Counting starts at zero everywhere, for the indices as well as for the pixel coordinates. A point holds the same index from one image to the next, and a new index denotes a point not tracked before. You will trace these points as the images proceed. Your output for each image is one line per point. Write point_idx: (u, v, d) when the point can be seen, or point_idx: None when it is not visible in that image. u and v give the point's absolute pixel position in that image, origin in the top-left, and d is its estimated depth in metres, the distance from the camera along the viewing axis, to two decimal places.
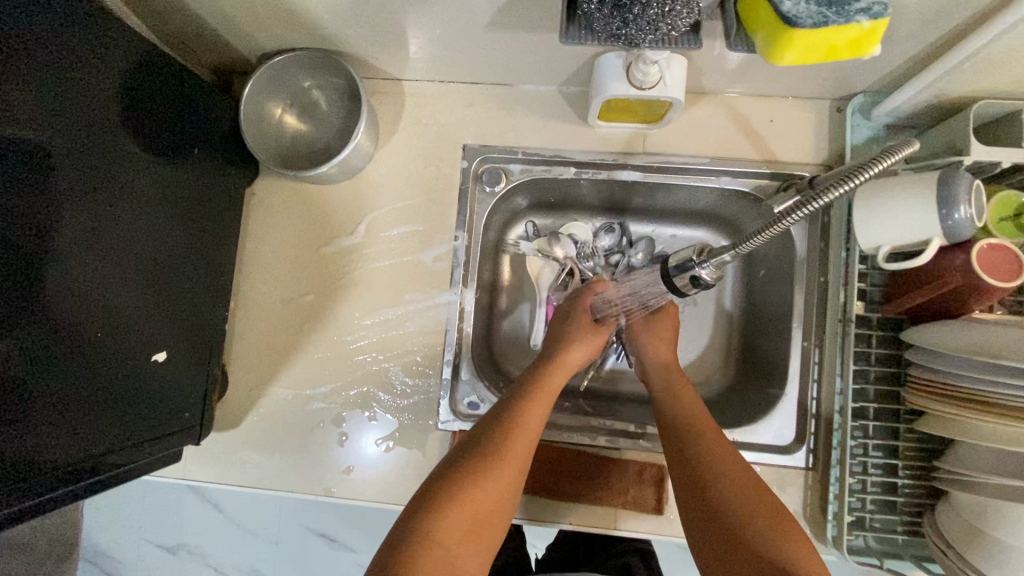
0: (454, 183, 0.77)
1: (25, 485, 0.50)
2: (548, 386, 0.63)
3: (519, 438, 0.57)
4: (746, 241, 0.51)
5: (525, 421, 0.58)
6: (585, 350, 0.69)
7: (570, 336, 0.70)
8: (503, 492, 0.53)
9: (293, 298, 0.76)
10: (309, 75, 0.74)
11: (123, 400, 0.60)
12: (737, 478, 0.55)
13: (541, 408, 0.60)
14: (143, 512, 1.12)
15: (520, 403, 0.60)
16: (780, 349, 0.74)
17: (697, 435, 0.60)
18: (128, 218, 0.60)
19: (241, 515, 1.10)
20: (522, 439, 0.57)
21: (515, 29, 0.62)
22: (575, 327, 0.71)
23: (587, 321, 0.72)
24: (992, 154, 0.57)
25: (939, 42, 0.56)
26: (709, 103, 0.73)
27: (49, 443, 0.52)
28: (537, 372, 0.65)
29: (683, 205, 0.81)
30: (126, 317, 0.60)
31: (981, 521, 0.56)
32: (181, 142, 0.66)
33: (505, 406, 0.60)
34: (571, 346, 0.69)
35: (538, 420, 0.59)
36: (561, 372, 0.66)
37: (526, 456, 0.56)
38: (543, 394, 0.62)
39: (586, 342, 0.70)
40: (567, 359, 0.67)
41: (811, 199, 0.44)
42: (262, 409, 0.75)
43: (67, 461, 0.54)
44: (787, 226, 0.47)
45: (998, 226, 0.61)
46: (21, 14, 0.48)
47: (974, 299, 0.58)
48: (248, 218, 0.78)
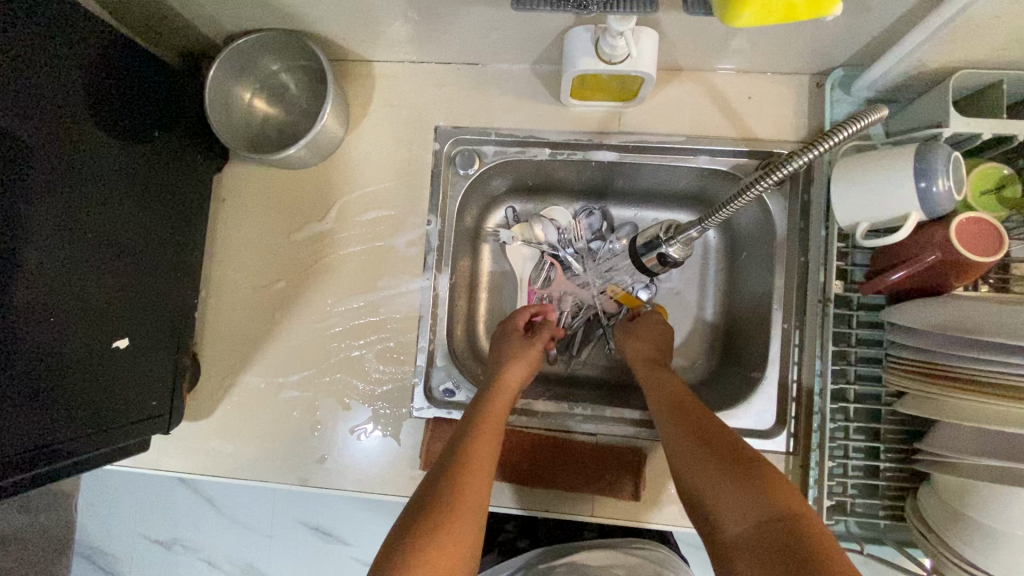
0: (427, 166, 0.75)
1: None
2: (491, 418, 0.62)
3: (469, 473, 0.55)
4: (717, 213, 0.53)
5: (474, 456, 0.57)
6: (523, 370, 0.69)
7: (505, 361, 0.70)
8: (463, 544, 0.49)
9: (264, 285, 0.75)
10: (275, 58, 0.73)
11: (76, 391, 0.58)
12: (729, 485, 0.50)
13: (487, 443, 0.59)
14: (138, 506, 1.12)
15: (463, 441, 0.59)
16: (761, 331, 0.72)
17: (692, 446, 0.55)
18: (90, 203, 0.58)
19: (234, 508, 1.10)
20: (475, 486, 0.54)
21: (478, 4, 0.60)
22: (505, 353, 0.71)
23: (518, 339, 0.73)
24: (972, 125, 0.55)
25: (913, 10, 0.54)
26: (686, 80, 0.72)
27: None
28: (479, 405, 0.64)
29: (663, 187, 0.80)
30: (82, 307, 0.58)
31: (961, 503, 0.54)
32: (145, 125, 0.64)
33: (446, 454, 0.58)
34: (506, 367, 0.69)
35: (486, 454, 0.58)
36: (504, 398, 0.65)
37: (479, 496, 0.54)
38: (488, 427, 0.61)
39: (524, 360, 0.70)
40: (506, 384, 0.67)
41: (779, 166, 0.46)
42: (234, 398, 0.74)
43: (12, 448, 0.52)
44: (758, 194, 0.49)
45: (978, 199, 0.59)
46: None
47: (954, 276, 0.56)
48: (218, 205, 0.77)
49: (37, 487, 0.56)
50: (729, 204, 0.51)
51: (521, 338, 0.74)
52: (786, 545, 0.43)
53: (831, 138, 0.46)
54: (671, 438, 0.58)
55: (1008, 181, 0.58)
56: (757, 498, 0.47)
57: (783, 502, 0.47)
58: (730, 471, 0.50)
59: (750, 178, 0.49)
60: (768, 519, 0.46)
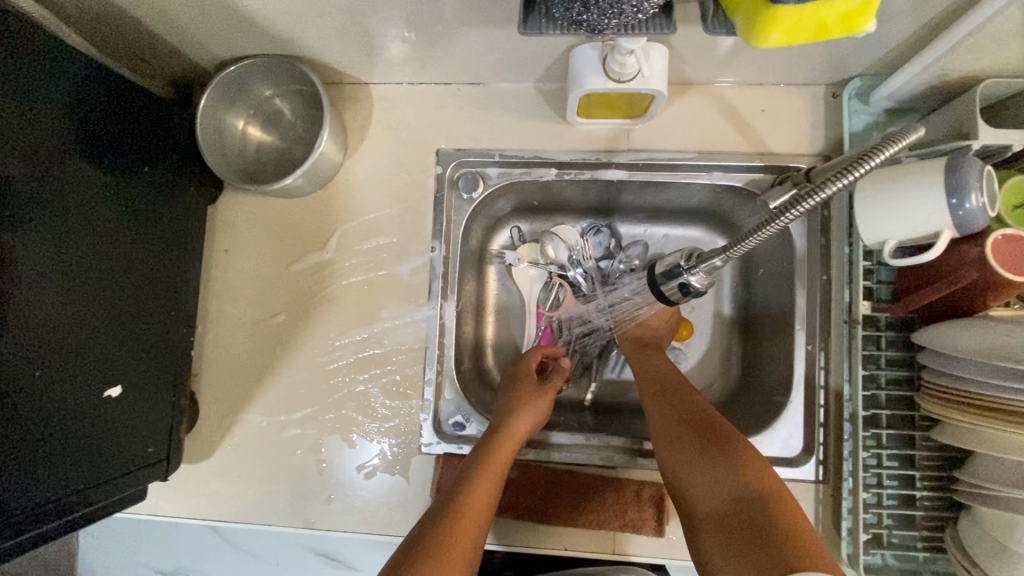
0: (429, 191, 0.72)
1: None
2: (493, 464, 0.59)
3: (468, 517, 0.53)
4: (737, 245, 0.49)
5: (473, 505, 0.54)
6: (531, 420, 0.65)
7: (513, 406, 0.67)
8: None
9: (263, 318, 0.72)
10: (269, 84, 0.70)
11: (69, 444, 0.54)
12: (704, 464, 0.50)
13: (487, 490, 0.56)
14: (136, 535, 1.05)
15: (464, 486, 0.56)
16: (783, 353, 0.69)
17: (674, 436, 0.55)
18: (71, 245, 0.55)
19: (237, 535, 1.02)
20: (468, 536, 0.51)
21: (479, 24, 0.58)
22: (513, 398, 0.68)
23: (530, 385, 0.70)
24: (1003, 137, 0.53)
25: (937, 20, 0.52)
26: (696, 94, 0.69)
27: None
28: (483, 452, 0.60)
29: (674, 203, 0.77)
30: (73, 355, 0.55)
31: (1009, 539, 0.51)
32: (132, 160, 0.61)
33: (445, 499, 0.55)
34: (516, 415, 0.65)
35: (484, 500, 0.55)
36: (510, 447, 0.62)
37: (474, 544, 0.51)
38: (491, 475, 0.58)
39: (536, 405, 0.67)
40: (515, 431, 0.63)
41: (808, 196, 0.43)
42: (235, 437, 0.71)
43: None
44: (783, 225, 0.45)
45: (1013, 214, 0.55)
46: None
47: (989, 296, 0.53)
48: (215, 236, 0.74)
49: (27, 551, 0.53)
50: (752, 235, 0.47)
51: (534, 383, 0.70)
52: (756, 519, 0.44)
53: (863, 166, 0.42)
54: (658, 426, 0.58)
55: None
56: (730, 477, 0.48)
57: (755, 480, 0.47)
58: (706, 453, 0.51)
59: (775, 208, 0.45)
60: (741, 495, 0.46)
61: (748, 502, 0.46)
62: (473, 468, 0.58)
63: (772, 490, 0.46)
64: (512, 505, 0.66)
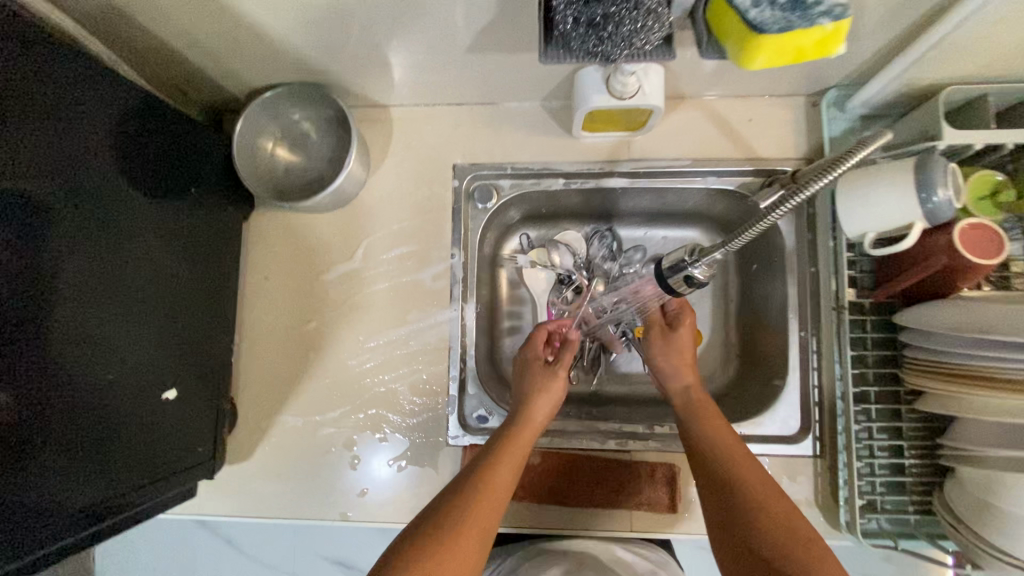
0: (447, 202, 0.78)
1: (39, 538, 0.49)
2: (516, 450, 0.63)
3: (485, 496, 0.57)
4: (734, 239, 0.54)
5: (493, 485, 0.58)
6: (547, 407, 0.69)
7: (530, 393, 0.70)
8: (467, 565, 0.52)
9: (297, 326, 0.77)
10: (298, 107, 0.76)
11: (134, 445, 0.59)
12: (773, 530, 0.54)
13: (508, 471, 0.60)
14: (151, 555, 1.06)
15: (487, 467, 0.60)
16: (778, 340, 0.76)
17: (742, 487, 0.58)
18: (136, 263, 0.60)
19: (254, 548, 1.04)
20: (485, 512, 0.56)
21: (494, 51, 0.64)
22: (531, 384, 0.71)
23: (541, 370, 0.73)
24: (963, 138, 0.60)
25: (901, 37, 0.59)
26: (689, 107, 0.76)
27: (60, 500, 0.51)
28: (504, 435, 0.65)
29: (671, 207, 0.83)
30: (135, 364, 0.60)
31: (988, 494, 0.57)
32: (183, 183, 0.67)
33: (465, 475, 0.59)
34: (532, 402, 0.69)
35: (505, 484, 0.59)
36: (529, 433, 0.65)
37: (491, 519, 0.56)
38: (511, 457, 0.62)
39: (551, 390, 0.70)
40: (534, 418, 0.67)
41: (794, 195, 0.48)
42: (273, 439, 0.75)
43: (80, 507, 0.53)
44: (774, 221, 0.50)
45: (977, 204, 0.62)
46: (47, 74, 0.50)
47: (960, 279, 0.60)
48: (248, 250, 0.80)
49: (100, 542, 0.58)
50: (746, 230, 0.52)
51: (544, 368, 0.73)
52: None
53: (845, 163, 0.48)
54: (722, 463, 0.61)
55: (1002, 187, 0.62)
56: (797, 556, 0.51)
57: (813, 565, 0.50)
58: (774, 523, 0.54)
59: (766, 206, 0.50)
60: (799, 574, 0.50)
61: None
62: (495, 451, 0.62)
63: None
64: (536, 490, 0.72)
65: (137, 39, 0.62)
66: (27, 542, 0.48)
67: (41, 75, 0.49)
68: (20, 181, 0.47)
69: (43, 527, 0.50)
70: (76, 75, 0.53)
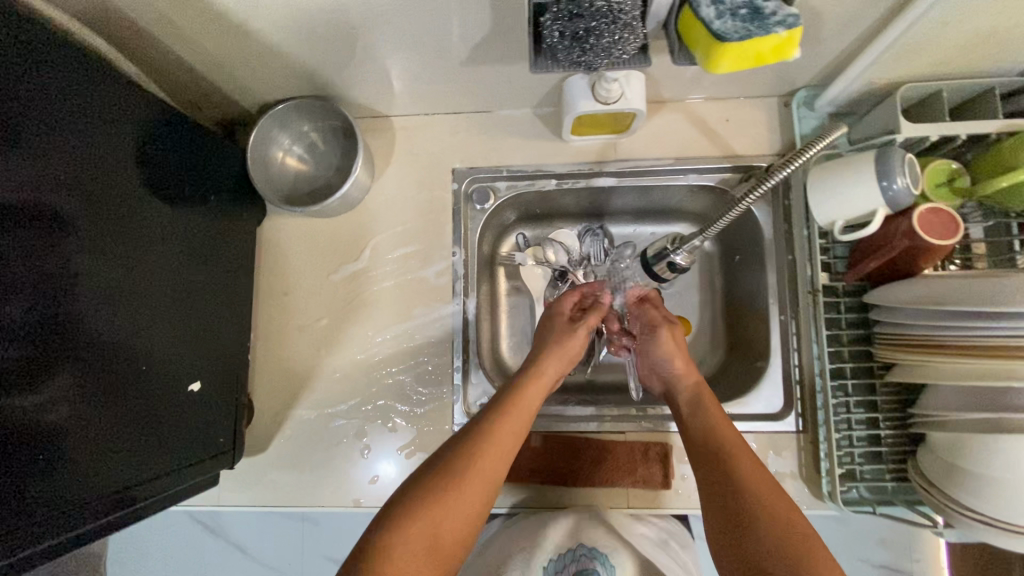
0: (447, 204, 0.83)
1: (76, 514, 0.53)
2: (524, 401, 0.65)
3: (489, 446, 0.59)
4: (710, 227, 0.60)
5: (498, 436, 0.60)
6: (560, 359, 0.72)
7: (547, 345, 0.73)
8: (469, 511, 0.55)
9: (308, 324, 0.82)
10: (308, 119, 0.81)
11: (160, 431, 0.63)
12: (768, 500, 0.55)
13: (514, 422, 0.62)
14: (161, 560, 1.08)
15: (495, 415, 0.62)
16: (762, 324, 0.81)
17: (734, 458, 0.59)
18: (155, 262, 0.64)
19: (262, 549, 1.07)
20: (490, 463, 0.58)
21: (488, 62, 0.70)
22: (549, 338, 0.73)
23: (563, 326, 0.75)
24: (920, 130, 0.65)
25: (859, 41, 0.65)
26: (671, 110, 0.81)
27: (91, 478, 0.55)
28: (514, 385, 0.67)
29: (658, 204, 0.89)
30: (159, 355, 0.64)
31: (955, 456, 0.62)
32: (200, 190, 0.71)
33: (473, 424, 0.62)
34: (545, 358, 0.71)
35: (512, 433, 0.61)
36: (538, 385, 0.68)
37: (495, 471, 0.58)
38: (517, 411, 0.64)
39: (565, 348, 0.73)
40: (545, 373, 0.69)
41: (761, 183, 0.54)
42: (288, 431, 0.80)
43: (112, 488, 0.57)
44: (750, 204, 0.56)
45: (936, 191, 0.68)
46: (74, 89, 0.54)
47: (922, 258, 0.65)
48: (261, 254, 0.84)
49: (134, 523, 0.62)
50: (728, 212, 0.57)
51: (567, 324, 0.76)
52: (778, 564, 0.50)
53: (808, 149, 0.55)
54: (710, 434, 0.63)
55: (956, 175, 0.67)
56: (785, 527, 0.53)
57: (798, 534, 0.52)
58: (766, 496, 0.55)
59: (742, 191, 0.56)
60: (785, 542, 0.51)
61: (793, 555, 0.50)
62: (504, 404, 0.64)
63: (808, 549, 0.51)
64: (538, 471, 0.77)
65: (159, 58, 0.67)
66: (65, 517, 0.52)
67: (67, 90, 0.54)
68: (49, 185, 0.52)
69: (77, 503, 0.54)
70: (100, 90, 0.57)
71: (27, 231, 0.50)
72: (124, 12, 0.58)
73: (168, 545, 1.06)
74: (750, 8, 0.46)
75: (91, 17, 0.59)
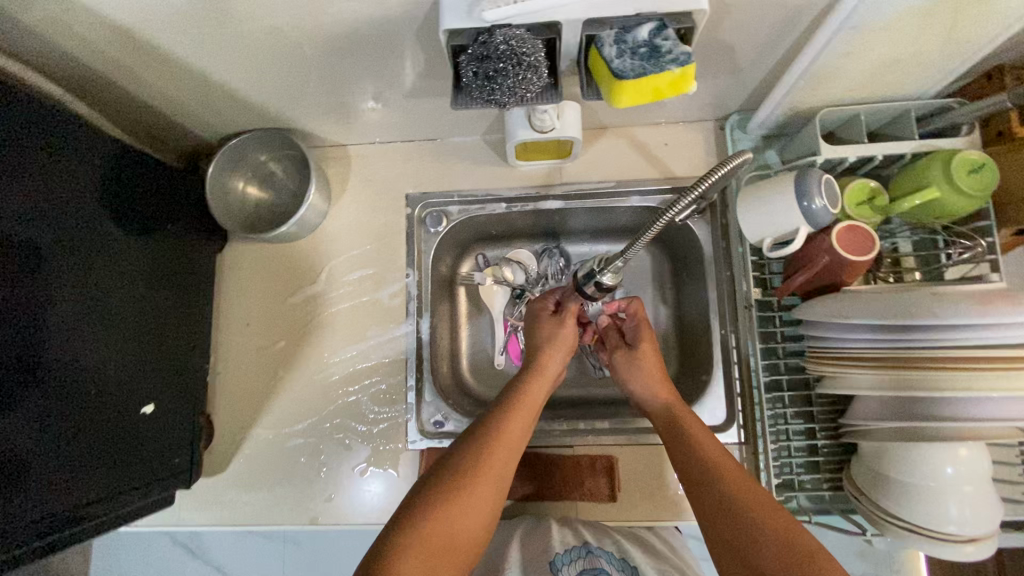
0: (402, 228, 0.87)
1: (13, 537, 0.54)
2: (526, 404, 0.66)
3: (494, 450, 0.60)
4: (643, 234, 0.58)
5: (502, 439, 0.61)
6: (559, 353, 0.73)
7: (543, 344, 0.73)
8: (481, 509, 0.56)
9: (268, 346, 0.85)
10: (265, 151, 0.86)
11: (106, 454, 0.64)
12: (762, 500, 0.53)
13: (518, 424, 0.63)
14: None
15: (500, 419, 0.63)
16: (705, 338, 0.84)
17: (719, 458, 0.58)
18: (112, 285, 0.66)
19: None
20: (495, 466, 0.59)
21: (431, 94, 0.74)
22: (541, 337, 0.74)
23: (548, 324, 0.75)
24: (839, 152, 0.69)
25: (774, 70, 0.69)
26: (612, 136, 0.86)
27: (37, 500, 0.56)
28: (516, 386, 0.68)
29: (607, 225, 0.92)
30: (107, 378, 0.65)
31: (881, 464, 0.64)
32: (157, 218, 0.74)
33: (479, 426, 0.63)
34: (546, 352, 0.72)
35: (515, 437, 0.62)
36: (541, 385, 0.69)
37: (503, 468, 0.60)
38: (521, 414, 0.65)
39: (558, 346, 0.73)
40: (545, 370, 0.71)
41: (665, 210, 0.55)
42: (247, 451, 0.82)
43: (53, 510, 0.58)
44: (672, 216, 0.55)
45: (857, 209, 0.71)
46: (31, 125, 0.57)
47: (845, 273, 0.67)
48: (222, 279, 0.88)
49: (79, 544, 0.62)
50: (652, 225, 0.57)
51: (551, 322, 0.75)
52: (782, 560, 0.48)
53: (701, 183, 0.54)
54: (705, 435, 0.62)
55: (876, 193, 0.70)
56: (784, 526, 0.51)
57: (798, 534, 0.50)
58: (767, 495, 0.54)
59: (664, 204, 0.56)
60: (787, 540, 0.50)
61: (793, 548, 0.49)
62: (508, 403, 0.65)
63: (802, 544, 0.49)
64: None
65: (119, 100, 0.71)
66: (5, 541, 0.53)
67: (26, 127, 0.56)
68: (5, 220, 0.54)
69: (20, 524, 0.54)
70: (59, 125, 0.60)
71: None
72: (84, 61, 0.62)
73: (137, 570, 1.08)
74: (648, 47, 0.51)
75: (52, 67, 0.63)
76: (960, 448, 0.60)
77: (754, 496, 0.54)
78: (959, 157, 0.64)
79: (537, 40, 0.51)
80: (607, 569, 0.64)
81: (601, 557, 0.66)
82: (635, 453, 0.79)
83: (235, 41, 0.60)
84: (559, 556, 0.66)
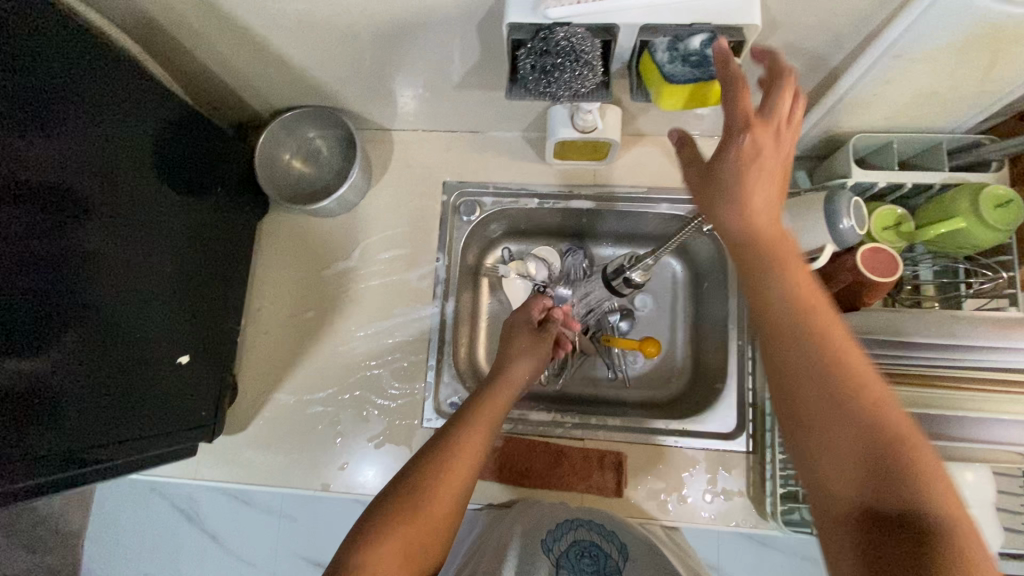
0: (437, 214, 0.90)
1: (49, 465, 0.56)
2: (489, 411, 0.66)
3: (460, 457, 0.60)
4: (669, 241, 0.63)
5: (466, 443, 0.61)
6: (527, 368, 0.75)
7: (510, 357, 0.76)
8: (448, 513, 0.56)
9: (298, 314, 0.88)
10: (314, 128, 0.89)
11: (138, 398, 0.67)
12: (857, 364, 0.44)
13: (484, 431, 0.63)
14: (133, 545, 1.10)
15: (465, 426, 0.63)
16: (721, 347, 0.86)
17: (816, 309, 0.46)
18: (160, 238, 0.70)
19: (233, 543, 1.08)
20: (461, 470, 0.59)
21: (479, 87, 0.77)
22: (510, 351, 0.77)
23: (527, 336, 0.79)
24: (870, 176, 0.71)
25: (812, 93, 0.72)
26: (647, 143, 0.89)
27: (76, 431, 0.59)
28: (483, 392, 0.69)
29: (635, 231, 0.94)
30: (134, 328, 0.66)
31: None
32: (209, 181, 0.78)
33: (444, 431, 0.63)
34: (515, 363, 0.75)
35: (479, 444, 0.62)
36: (507, 392, 0.70)
37: (469, 474, 0.60)
38: (486, 419, 0.65)
39: (530, 357, 0.76)
40: (513, 375, 0.73)
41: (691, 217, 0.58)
42: (269, 413, 0.85)
43: (81, 446, 0.60)
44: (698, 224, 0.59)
45: (881, 233, 0.73)
46: (107, 82, 0.61)
47: (866, 295, 0.69)
48: (260, 246, 0.91)
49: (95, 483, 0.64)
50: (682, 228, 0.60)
51: (530, 334, 0.79)
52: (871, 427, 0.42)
53: None
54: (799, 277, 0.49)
55: (902, 220, 0.72)
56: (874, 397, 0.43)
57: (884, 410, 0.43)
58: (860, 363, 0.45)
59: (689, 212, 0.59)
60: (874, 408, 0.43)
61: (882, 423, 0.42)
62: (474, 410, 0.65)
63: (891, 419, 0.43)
64: (499, 467, 0.82)
65: (184, 64, 0.75)
66: (27, 468, 0.54)
67: (104, 83, 0.60)
68: (70, 168, 0.57)
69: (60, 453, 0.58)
70: (131, 86, 0.64)
71: (45, 204, 0.55)
72: (161, 23, 0.66)
73: (144, 529, 1.10)
74: (699, 56, 0.54)
75: (132, 28, 0.67)
76: (967, 472, 0.61)
77: (851, 380, 0.44)
78: (987, 192, 0.66)
79: (595, 40, 0.54)
80: (594, 538, 0.71)
81: (589, 530, 0.72)
82: (644, 451, 0.81)
83: (302, 18, 0.64)
84: (549, 536, 0.71)
